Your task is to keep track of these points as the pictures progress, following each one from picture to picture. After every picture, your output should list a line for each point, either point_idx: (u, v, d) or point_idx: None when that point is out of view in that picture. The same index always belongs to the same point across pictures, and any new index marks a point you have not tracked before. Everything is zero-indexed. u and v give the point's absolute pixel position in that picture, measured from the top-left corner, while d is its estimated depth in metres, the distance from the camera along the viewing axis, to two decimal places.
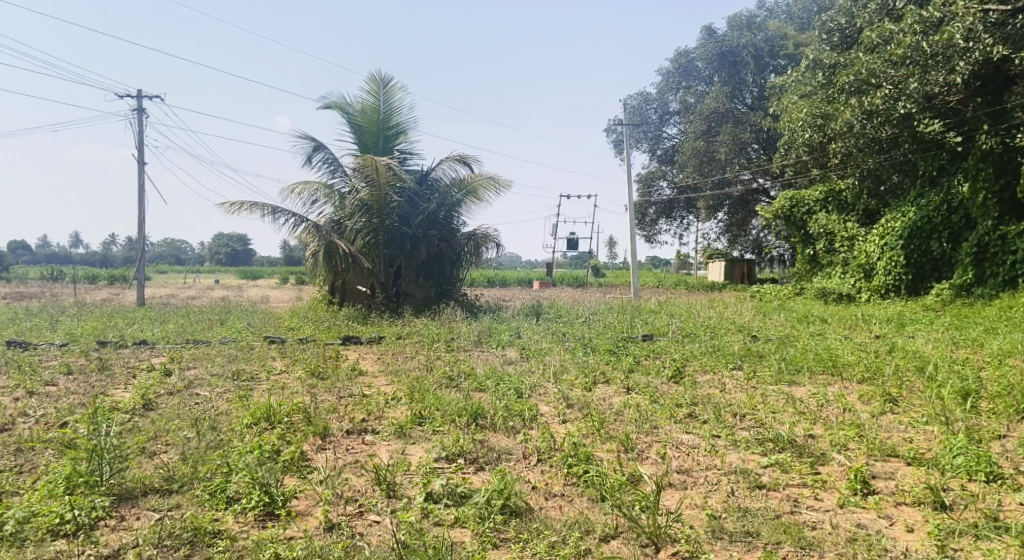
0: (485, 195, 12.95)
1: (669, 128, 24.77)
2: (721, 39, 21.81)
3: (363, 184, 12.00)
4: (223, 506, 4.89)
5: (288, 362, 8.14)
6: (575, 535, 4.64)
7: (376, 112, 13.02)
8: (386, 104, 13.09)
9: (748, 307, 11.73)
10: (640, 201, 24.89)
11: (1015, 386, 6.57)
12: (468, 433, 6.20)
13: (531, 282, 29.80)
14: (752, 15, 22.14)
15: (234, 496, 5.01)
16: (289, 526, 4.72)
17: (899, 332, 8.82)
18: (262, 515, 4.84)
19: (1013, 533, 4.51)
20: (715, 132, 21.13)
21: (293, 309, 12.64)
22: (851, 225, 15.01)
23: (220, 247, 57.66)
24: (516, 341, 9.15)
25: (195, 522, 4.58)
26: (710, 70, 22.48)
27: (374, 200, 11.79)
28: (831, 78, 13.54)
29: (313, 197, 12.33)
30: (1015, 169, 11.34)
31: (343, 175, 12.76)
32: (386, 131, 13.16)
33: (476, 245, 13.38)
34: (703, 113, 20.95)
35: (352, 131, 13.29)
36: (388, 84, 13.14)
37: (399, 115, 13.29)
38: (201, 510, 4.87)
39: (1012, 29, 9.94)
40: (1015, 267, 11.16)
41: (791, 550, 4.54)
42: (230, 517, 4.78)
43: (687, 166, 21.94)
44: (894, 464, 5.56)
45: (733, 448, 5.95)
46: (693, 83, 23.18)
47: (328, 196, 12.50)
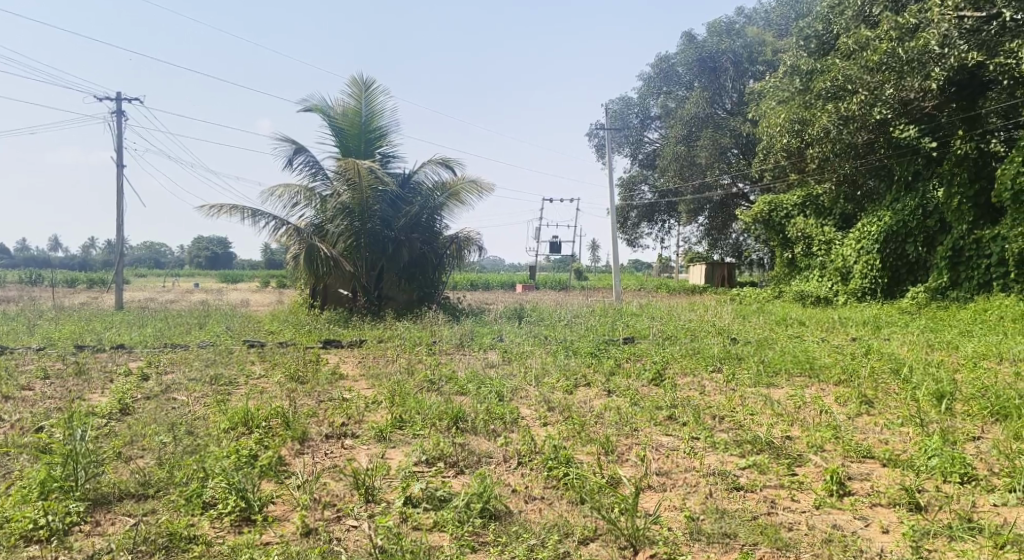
0: (468, 198, 12.99)
1: (650, 133, 24.91)
2: (701, 45, 21.95)
3: (344, 187, 11.92)
4: (199, 512, 4.89)
5: (267, 366, 8.08)
6: (554, 537, 4.67)
7: (357, 115, 13.01)
8: (367, 107, 13.09)
9: (727, 310, 11.72)
10: (622, 204, 25.04)
11: (990, 388, 6.68)
12: (449, 436, 6.22)
13: (515, 286, 29.60)
14: (732, 21, 22.19)
15: (210, 501, 5.01)
16: (265, 531, 4.73)
17: (874, 335, 8.91)
18: (238, 520, 4.85)
19: (987, 534, 4.59)
20: (696, 137, 21.25)
21: (274, 313, 12.59)
22: (827, 229, 15.06)
23: (201, 251, 57.28)
24: (498, 344, 9.15)
25: (171, 527, 4.57)
26: (690, 75, 22.58)
27: (355, 203, 11.76)
28: (808, 84, 13.64)
29: (293, 199, 12.25)
30: (990, 174, 11.46)
31: (324, 178, 12.68)
32: (368, 134, 13.16)
33: (460, 248, 13.40)
34: (683, 118, 21.07)
35: (333, 134, 13.24)
36: (371, 87, 13.12)
37: (380, 119, 13.27)
38: (177, 515, 4.86)
39: (986, 35, 10.17)
40: (990, 271, 11.25)
41: (768, 551, 4.59)
42: (206, 522, 4.78)
43: (668, 170, 21.96)
44: (870, 464, 5.66)
45: (712, 449, 6.02)
46: (674, 88, 23.14)
47: (308, 198, 12.40)
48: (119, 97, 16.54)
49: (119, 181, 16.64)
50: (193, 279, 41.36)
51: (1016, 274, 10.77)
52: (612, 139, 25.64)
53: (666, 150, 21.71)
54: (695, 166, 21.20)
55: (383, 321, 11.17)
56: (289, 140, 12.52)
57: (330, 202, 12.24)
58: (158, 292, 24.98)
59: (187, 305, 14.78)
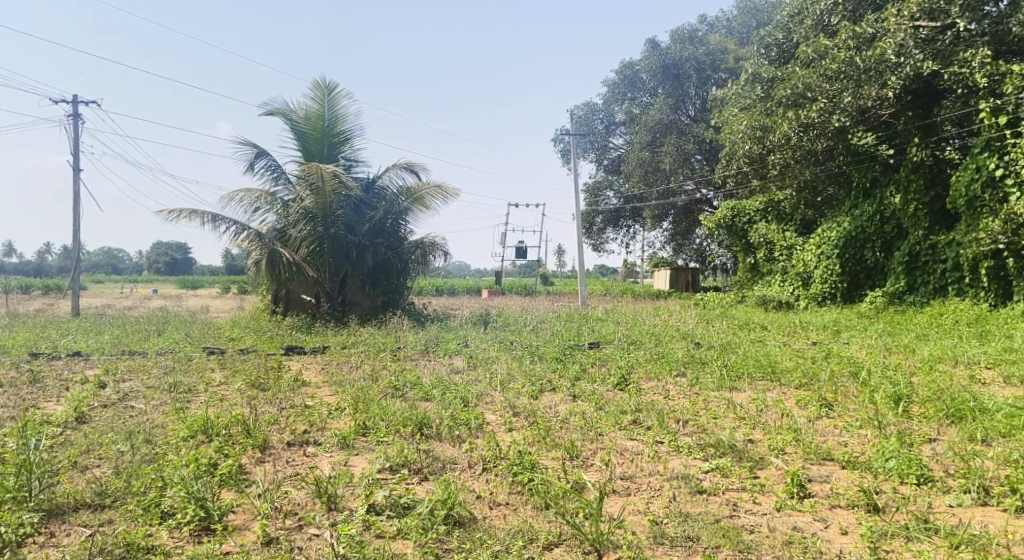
0: (433, 203, 12.97)
1: (615, 139, 25.12)
2: (664, 52, 22.15)
3: (307, 192, 11.78)
4: (157, 521, 4.79)
5: (227, 374, 7.94)
6: (518, 543, 4.66)
7: (320, 119, 12.90)
8: (331, 111, 12.99)
9: (691, 314, 11.80)
10: (587, 209, 25.17)
11: (945, 390, 6.83)
12: (413, 443, 6.18)
13: (480, 291, 29.61)
14: (695, 29, 22.42)
15: (169, 510, 4.91)
16: (225, 540, 4.65)
17: (835, 339, 9.05)
18: (197, 530, 4.76)
19: (942, 534, 4.66)
20: (659, 142, 21.33)
21: (234, 319, 12.41)
22: (789, 234, 15.29)
23: (161, 255, 56.21)
24: (464, 349, 9.13)
25: (128, 538, 4.50)
26: (653, 82, 22.75)
27: (319, 208, 11.65)
28: (770, 92, 13.81)
29: (254, 204, 12.12)
30: (945, 181, 11.77)
31: (286, 183, 12.54)
32: (331, 139, 13.07)
33: (425, 253, 13.35)
34: (647, 124, 21.11)
35: (296, 137, 13.11)
36: (334, 91, 13.02)
37: (344, 123, 13.19)
38: (134, 525, 4.76)
39: (941, 45, 10.46)
40: (945, 276, 11.49)
41: (730, 554, 4.62)
42: (164, 532, 4.69)
43: (632, 176, 22.06)
44: (829, 467, 5.74)
45: (676, 453, 6.07)
46: (638, 94, 23.33)
47: (270, 203, 12.30)
48: (75, 100, 16.21)
49: (76, 186, 16.29)
50: (152, 286, 40.68)
51: (970, 279, 10.98)
52: (578, 144, 25.74)
53: (630, 155, 21.82)
54: (659, 172, 21.37)
55: (347, 327, 11.07)
56: (250, 143, 12.37)
57: (292, 206, 12.06)
58: (114, 299, 24.47)
59: (147, 311, 14.50)
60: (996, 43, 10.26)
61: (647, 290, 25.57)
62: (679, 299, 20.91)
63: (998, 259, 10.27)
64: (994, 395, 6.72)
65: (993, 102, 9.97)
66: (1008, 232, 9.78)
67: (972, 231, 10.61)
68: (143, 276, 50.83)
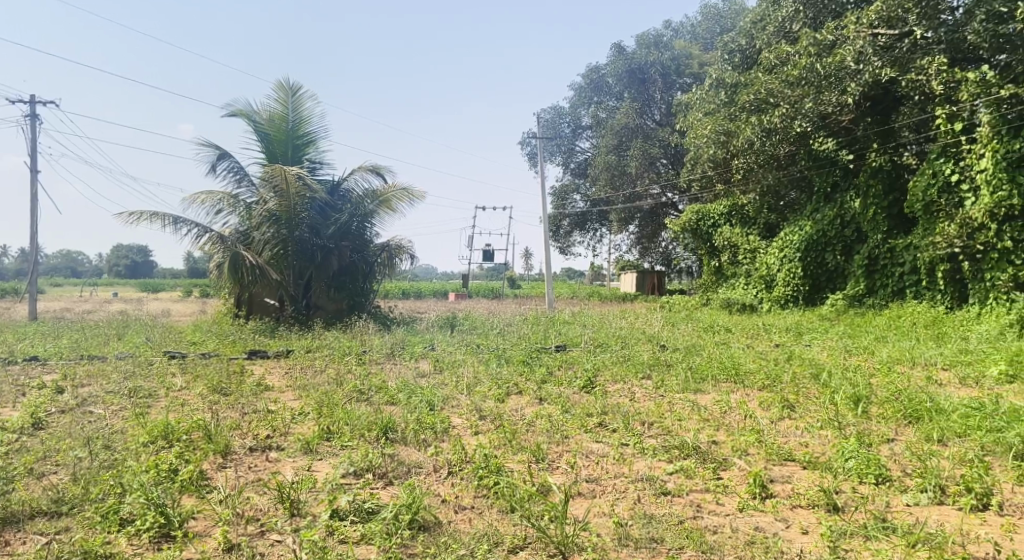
0: (399, 206, 12.92)
1: (581, 143, 25.24)
2: (630, 57, 22.28)
3: (271, 194, 11.67)
4: (115, 529, 4.71)
5: (188, 379, 7.83)
6: (483, 547, 4.64)
7: (284, 121, 12.79)
8: (295, 113, 12.88)
9: (656, 317, 11.87)
10: (554, 212, 25.17)
11: (904, 391, 6.97)
12: (378, 447, 6.14)
13: (447, 293, 29.54)
14: (659, 34, 22.58)
15: (128, 516, 4.82)
16: (185, 547, 4.58)
17: (797, 341, 9.18)
18: (157, 537, 4.68)
19: (900, 533, 4.72)
20: (626, 146, 21.48)
21: (196, 323, 12.19)
22: (752, 238, 15.46)
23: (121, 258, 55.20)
24: (430, 353, 9.11)
25: (85, 545, 4.40)
26: (620, 86, 22.87)
27: (282, 210, 11.52)
28: (733, 97, 13.98)
29: (216, 206, 11.96)
30: (902, 186, 12.02)
31: (249, 185, 12.41)
32: (296, 141, 12.97)
33: (391, 255, 13.31)
34: (613, 127, 21.26)
35: (259, 139, 12.97)
36: (298, 92, 12.91)
37: (309, 125, 13.10)
38: (92, 533, 4.68)
39: (899, 52, 10.69)
40: (903, 279, 11.69)
41: (693, 554, 4.66)
42: (123, 539, 4.61)
43: (599, 179, 22.14)
44: (791, 467, 5.81)
45: (641, 456, 6.10)
46: (604, 98, 23.45)
47: (232, 205, 12.13)
48: (33, 100, 15.90)
49: (34, 189, 15.98)
50: (112, 290, 39.97)
51: (926, 282, 11.19)
52: (544, 147, 25.83)
53: (597, 160, 21.89)
54: (625, 176, 21.48)
55: (311, 331, 10.99)
56: (212, 145, 12.18)
57: (255, 209, 11.93)
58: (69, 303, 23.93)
59: (109, 315, 14.25)
60: (952, 51, 10.44)
61: (614, 293, 25.77)
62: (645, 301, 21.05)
63: (954, 263, 10.47)
64: (950, 396, 6.87)
65: (949, 108, 10.15)
66: (963, 236, 9.97)
67: (929, 235, 10.82)
68: (103, 279, 49.98)
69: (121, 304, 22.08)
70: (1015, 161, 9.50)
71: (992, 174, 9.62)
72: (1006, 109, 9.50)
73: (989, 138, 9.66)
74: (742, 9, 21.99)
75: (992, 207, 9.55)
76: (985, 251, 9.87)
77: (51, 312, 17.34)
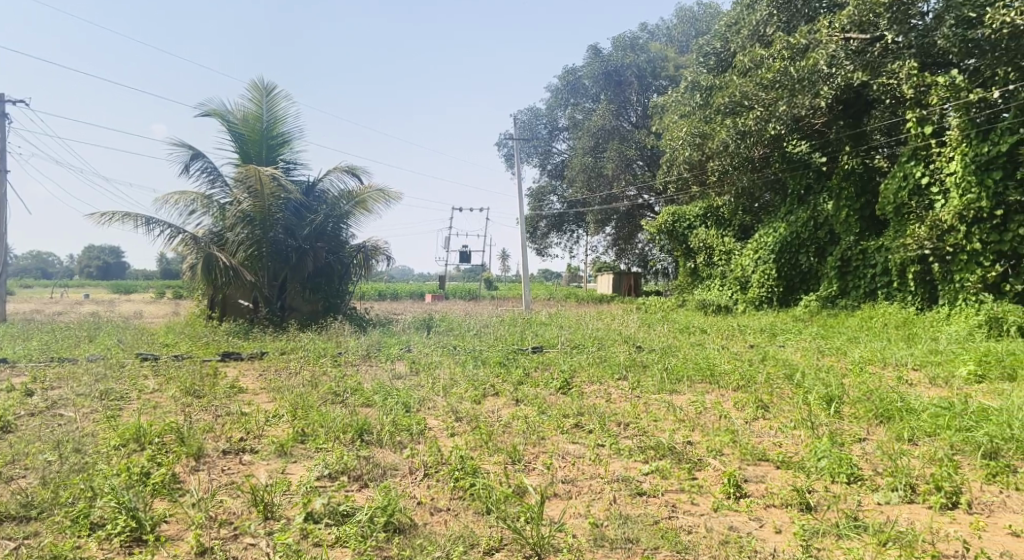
0: (375, 207, 12.90)
1: (558, 144, 25.30)
2: (606, 59, 22.36)
3: (245, 195, 11.58)
4: (86, 533, 4.65)
5: (161, 381, 7.74)
6: (459, 549, 4.63)
7: (258, 121, 12.70)
8: (269, 113, 12.79)
9: (632, 318, 11.91)
10: (531, 214, 25.20)
11: (875, 391, 7.05)
12: (353, 449, 6.11)
13: (424, 295, 29.46)
14: (635, 36, 22.71)
15: (99, 520, 4.77)
16: (157, 551, 4.52)
17: (771, 342, 9.27)
18: (129, 541, 4.63)
19: (871, 532, 4.77)
20: (602, 148, 21.56)
21: (168, 325, 12.02)
22: (727, 239, 15.59)
23: (93, 259, 54.36)
24: (406, 354, 9.08)
25: (54, 549, 4.39)
26: (596, 88, 22.93)
27: (257, 211, 11.45)
28: (708, 100, 14.09)
29: (189, 207, 11.84)
30: (874, 189, 12.11)
31: (223, 185, 12.31)
32: (270, 141, 12.88)
33: (367, 257, 13.27)
34: (590, 129, 21.32)
35: (233, 139, 12.85)
36: (272, 92, 12.82)
37: (283, 125, 13.01)
38: (61, 537, 4.62)
39: (870, 56, 10.74)
40: (875, 280, 11.85)
41: (668, 554, 4.68)
42: (94, 543, 4.56)
43: (576, 181, 22.20)
44: (765, 467, 5.86)
45: (617, 456, 6.11)
46: (581, 100, 23.52)
47: (206, 206, 12.02)
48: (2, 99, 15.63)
49: (2, 189, 15.69)
50: (83, 291, 39.35)
51: (898, 283, 11.35)
52: (521, 149, 25.84)
53: (574, 161, 21.88)
54: (601, 178, 21.58)
55: (286, 332, 10.90)
56: (186, 144, 12.05)
57: (229, 210, 11.84)
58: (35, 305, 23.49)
59: (80, 317, 14.04)
60: (923, 55, 10.52)
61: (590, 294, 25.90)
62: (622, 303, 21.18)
63: (924, 264, 10.64)
64: (920, 395, 6.96)
65: (919, 112, 10.26)
66: (933, 238, 10.19)
67: (900, 237, 11.01)
68: (74, 281, 49.27)
69: (94, 304, 23.36)
70: (983, 164, 9.62)
71: (960, 177, 9.78)
72: (974, 112, 9.68)
73: (959, 142, 9.82)
74: (717, 13, 22.19)
75: (961, 209, 9.74)
76: (955, 252, 10.02)
77: (18, 313, 18.26)
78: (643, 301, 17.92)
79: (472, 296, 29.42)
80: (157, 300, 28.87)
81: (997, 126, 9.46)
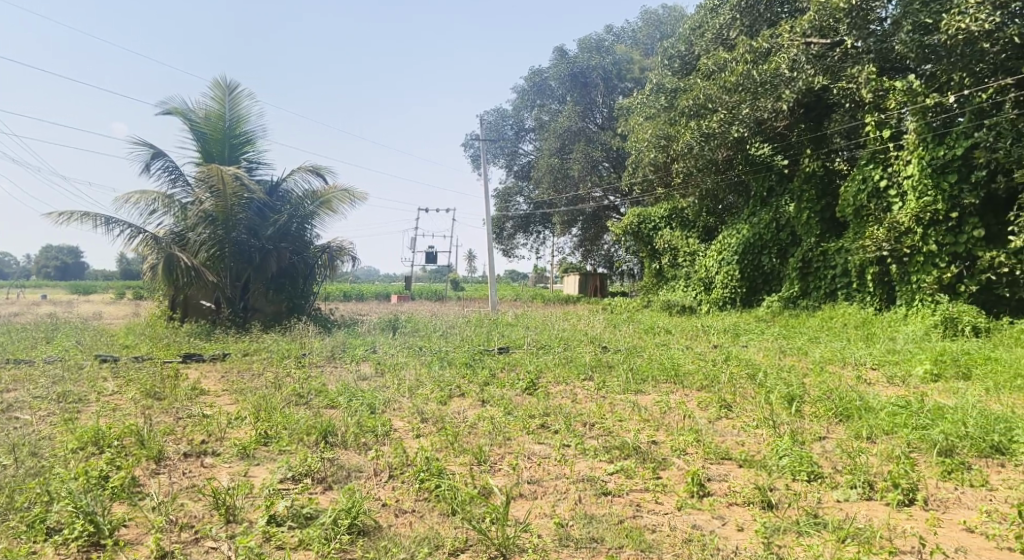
0: (340, 207, 12.82)
1: (524, 145, 25.37)
2: (572, 60, 22.48)
3: (207, 194, 11.46)
4: (42, 538, 4.57)
5: (121, 383, 7.62)
6: (423, 551, 4.62)
7: (221, 120, 12.55)
8: (232, 112, 12.66)
9: (598, 319, 11.96)
10: (497, 215, 25.23)
11: (834, 391, 7.17)
12: (317, 451, 6.05)
13: (391, 296, 29.34)
14: (601, 39, 22.89)
15: (56, 525, 4.68)
16: (115, 556, 4.44)
17: (734, 342, 9.38)
18: (86, 546, 4.55)
19: (831, 528, 4.84)
20: (569, 149, 21.68)
21: (129, 326, 11.84)
22: (692, 241, 15.74)
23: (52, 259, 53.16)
24: (372, 355, 9.03)
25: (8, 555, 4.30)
26: (562, 89, 23.03)
27: (219, 211, 11.32)
28: (673, 102, 14.26)
29: (150, 206, 11.66)
30: (834, 191, 12.43)
31: (184, 185, 12.14)
32: (233, 140, 12.76)
33: (332, 258, 13.24)
34: (557, 130, 21.43)
35: (195, 138, 12.68)
36: (235, 91, 12.69)
37: (246, 124, 12.89)
38: (16, 543, 4.53)
39: (831, 61, 11.05)
40: (835, 281, 12.09)
41: (632, 554, 4.70)
42: (50, 549, 4.47)
43: (543, 182, 22.27)
44: (728, 466, 5.92)
45: (582, 456, 6.14)
46: (547, 101, 23.60)
47: (167, 206, 11.85)
48: None
49: None
50: (40, 292, 38.47)
51: (857, 284, 11.59)
52: (488, 149, 25.87)
53: (541, 162, 21.97)
54: (567, 179, 21.70)
55: (248, 334, 10.78)
56: (146, 143, 11.88)
57: (191, 210, 11.70)
58: None
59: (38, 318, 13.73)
60: (881, 60, 10.81)
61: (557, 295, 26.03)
62: (588, 304, 21.32)
63: (882, 266, 10.85)
64: (878, 395, 7.08)
65: (877, 116, 10.53)
66: (891, 240, 10.33)
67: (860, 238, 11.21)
68: (32, 280, 48.28)
69: (50, 305, 23.36)
70: (938, 168, 9.89)
71: (917, 180, 10.07)
72: (931, 116, 9.84)
73: (916, 145, 10.09)
74: (682, 17, 22.45)
75: (917, 211, 9.93)
76: (912, 254, 10.22)
77: None
78: (610, 302, 18.04)
79: (439, 296, 29.62)
80: (117, 300, 28.32)
81: (952, 130, 9.72)
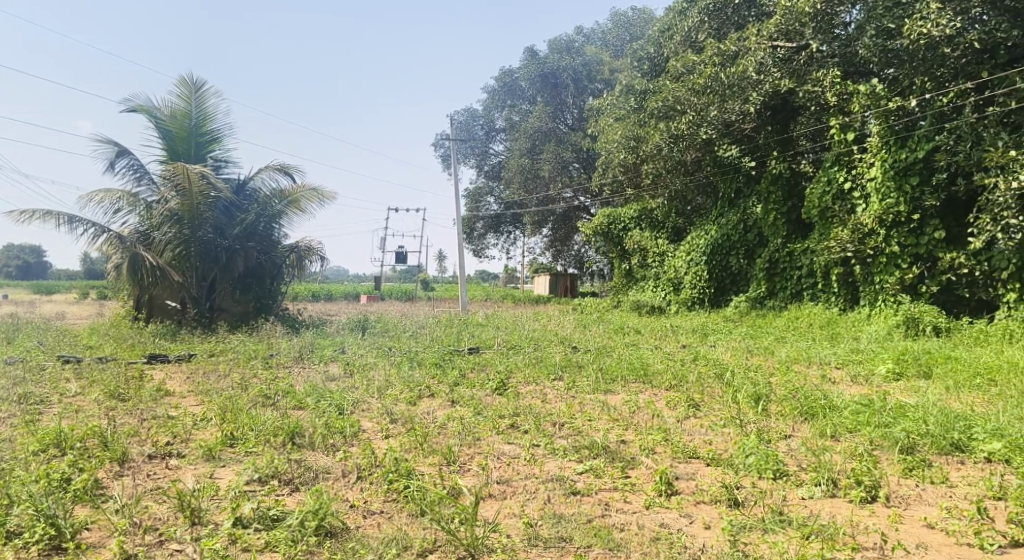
0: (308, 206, 12.72)
1: (495, 145, 25.39)
2: (543, 61, 22.56)
3: (173, 193, 11.34)
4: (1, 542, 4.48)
5: (84, 384, 7.49)
6: (391, 551, 4.60)
7: (186, 118, 12.40)
8: (198, 110, 12.52)
9: (568, 319, 12.00)
10: (468, 215, 25.21)
11: (799, 390, 7.27)
12: (284, 453, 6.00)
13: (361, 296, 29.19)
14: (571, 40, 23.05)
15: (15, 529, 4.60)
16: None
17: (702, 342, 9.47)
18: (47, 549, 4.47)
19: (795, 526, 4.90)
20: (539, 149, 21.75)
21: (92, 326, 11.67)
22: (661, 242, 15.83)
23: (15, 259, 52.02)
24: (341, 355, 8.99)
25: None
26: (533, 90, 23.10)
27: (185, 210, 11.21)
28: (642, 103, 14.35)
29: (115, 205, 11.50)
30: (800, 193, 12.65)
31: (150, 183, 11.99)
32: (198, 138, 12.61)
33: (300, 258, 13.19)
34: (528, 131, 21.50)
35: (160, 136, 12.51)
36: (201, 89, 12.54)
37: (212, 122, 12.75)
38: None
39: (796, 64, 11.17)
40: (801, 282, 12.28)
41: (600, 553, 4.72)
42: (9, 553, 4.39)
43: (513, 182, 22.31)
44: (695, 464, 5.97)
45: (551, 456, 6.16)
46: (517, 101, 23.65)
47: (132, 204, 11.70)
48: None
49: None
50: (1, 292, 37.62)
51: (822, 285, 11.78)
52: (458, 150, 25.84)
53: (511, 162, 22.00)
54: (538, 179, 21.76)
55: (215, 334, 10.70)
56: (110, 141, 11.71)
57: (156, 209, 11.57)
58: None
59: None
60: (846, 64, 10.98)
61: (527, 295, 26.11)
62: (558, 304, 21.45)
63: (847, 267, 11.02)
64: (842, 393, 7.20)
65: (842, 119, 10.68)
66: (855, 241, 10.53)
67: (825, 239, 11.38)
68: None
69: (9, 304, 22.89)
70: (900, 170, 10.10)
71: (881, 182, 10.25)
72: (894, 120, 10.06)
73: (879, 148, 10.27)
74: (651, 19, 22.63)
75: (880, 213, 10.11)
76: (875, 255, 10.40)
77: None
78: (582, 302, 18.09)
79: (410, 296, 29.63)
80: (81, 300, 27.79)
81: (914, 134, 9.93)
